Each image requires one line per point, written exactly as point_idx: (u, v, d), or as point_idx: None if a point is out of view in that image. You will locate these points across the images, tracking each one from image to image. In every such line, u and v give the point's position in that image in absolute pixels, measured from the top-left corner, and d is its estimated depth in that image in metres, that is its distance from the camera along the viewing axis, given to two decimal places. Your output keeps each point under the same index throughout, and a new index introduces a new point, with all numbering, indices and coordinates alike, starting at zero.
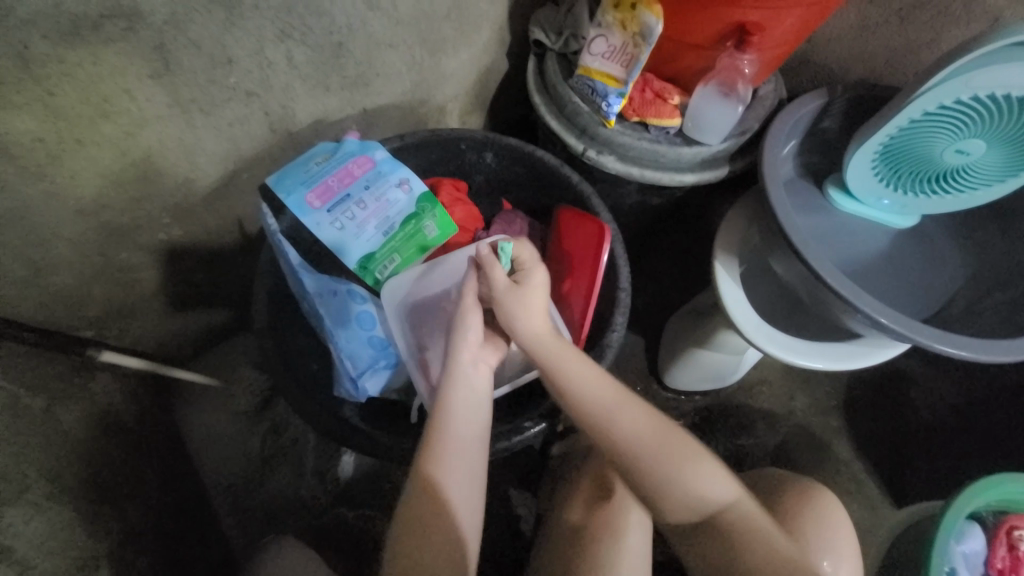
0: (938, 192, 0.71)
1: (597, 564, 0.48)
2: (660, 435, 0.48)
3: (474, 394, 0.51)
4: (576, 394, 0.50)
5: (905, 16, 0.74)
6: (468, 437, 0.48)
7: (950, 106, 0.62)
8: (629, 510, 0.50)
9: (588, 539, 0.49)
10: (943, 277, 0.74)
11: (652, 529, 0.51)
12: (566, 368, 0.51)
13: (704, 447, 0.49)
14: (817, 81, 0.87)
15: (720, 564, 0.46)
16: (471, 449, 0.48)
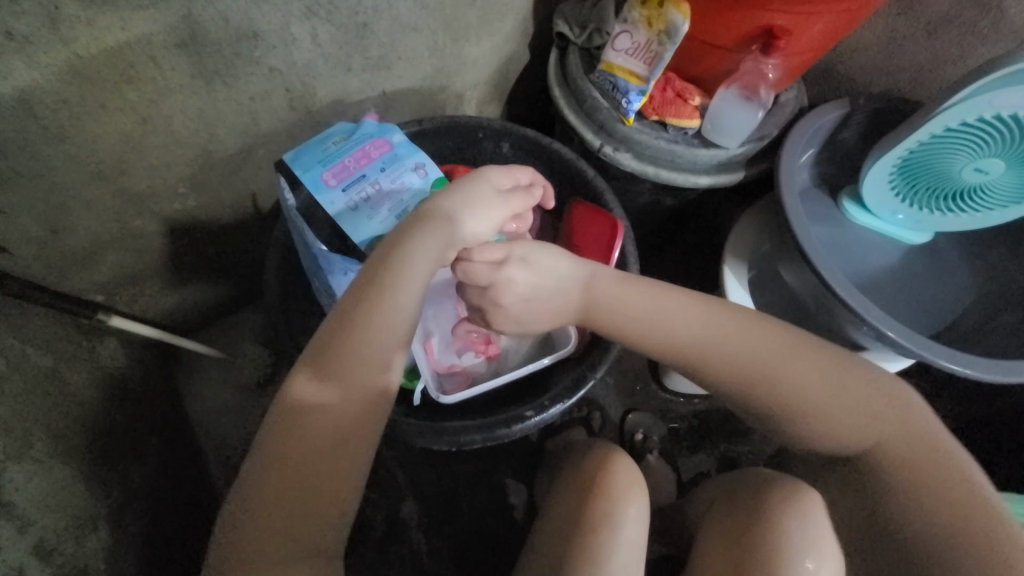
0: (954, 210, 0.70)
1: (591, 556, 0.48)
2: (772, 357, 0.50)
3: (405, 294, 0.47)
4: (675, 321, 0.53)
5: (934, 31, 0.74)
6: (393, 325, 0.46)
7: (973, 124, 0.61)
8: (627, 505, 0.51)
9: (585, 530, 0.49)
10: (953, 295, 0.74)
11: (648, 523, 0.51)
12: (657, 298, 0.55)
13: (856, 377, 0.49)
14: (839, 92, 0.86)
15: (892, 498, 0.48)
16: (389, 344, 0.45)
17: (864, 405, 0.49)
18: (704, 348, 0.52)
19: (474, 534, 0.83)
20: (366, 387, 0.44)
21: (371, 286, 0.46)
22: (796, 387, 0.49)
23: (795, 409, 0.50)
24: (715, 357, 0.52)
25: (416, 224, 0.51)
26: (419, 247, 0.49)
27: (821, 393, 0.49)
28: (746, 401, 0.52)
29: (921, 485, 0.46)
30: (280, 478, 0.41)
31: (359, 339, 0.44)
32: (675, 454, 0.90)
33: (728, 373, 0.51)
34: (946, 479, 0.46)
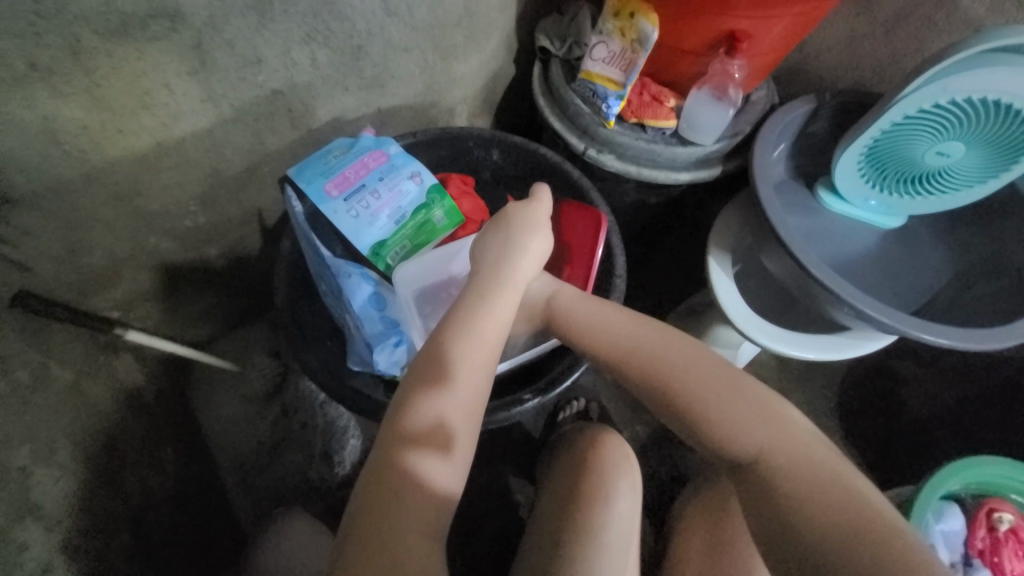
0: (921, 193, 0.74)
1: (585, 529, 0.50)
2: (724, 387, 0.53)
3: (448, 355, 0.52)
4: (617, 332, 0.59)
5: (891, 28, 0.79)
6: (473, 347, 0.53)
7: (929, 110, 0.66)
8: (618, 479, 0.54)
9: (580, 505, 0.52)
10: (929, 274, 0.77)
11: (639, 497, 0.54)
12: (607, 312, 0.60)
13: (787, 414, 0.52)
14: (809, 89, 0.91)
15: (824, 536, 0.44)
16: (477, 355, 0.53)
17: (802, 441, 0.50)
18: (636, 357, 0.57)
19: (481, 532, 0.85)
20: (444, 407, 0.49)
21: (463, 310, 0.55)
22: (715, 395, 0.53)
23: (710, 414, 0.52)
24: (648, 362, 0.56)
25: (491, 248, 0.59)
26: (499, 271, 0.57)
27: (743, 410, 0.52)
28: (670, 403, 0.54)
29: (798, 503, 0.46)
30: (392, 481, 0.46)
31: (444, 360, 0.51)
32: (677, 445, 0.92)
33: (657, 379, 0.55)
34: (849, 512, 0.44)
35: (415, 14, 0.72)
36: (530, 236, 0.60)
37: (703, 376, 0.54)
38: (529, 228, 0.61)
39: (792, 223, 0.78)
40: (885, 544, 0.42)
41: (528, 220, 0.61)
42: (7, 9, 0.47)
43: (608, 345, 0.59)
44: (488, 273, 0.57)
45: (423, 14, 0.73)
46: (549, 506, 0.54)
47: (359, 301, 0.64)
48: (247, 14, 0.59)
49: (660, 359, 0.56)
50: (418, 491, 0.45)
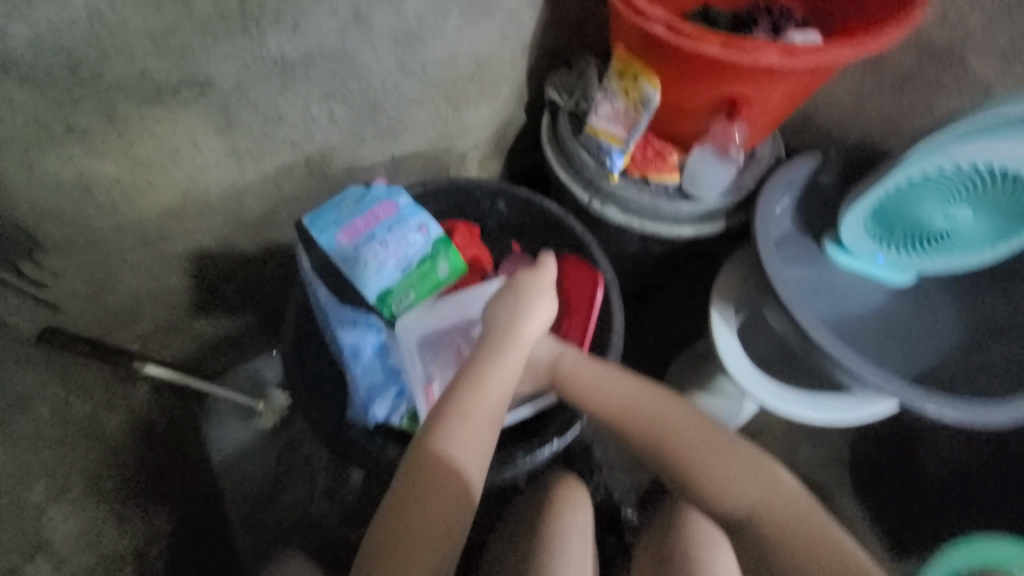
0: (929, 252, 0.74)
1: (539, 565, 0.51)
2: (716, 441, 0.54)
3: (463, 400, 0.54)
4: (614, 389, 0.59)
5: (900, 87, 0.79)
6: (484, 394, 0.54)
7: (934, 173, 0.65)
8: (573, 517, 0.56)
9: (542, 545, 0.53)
10: (939, 336, 0.76)
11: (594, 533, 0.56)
12: (606, 368, 0.61)
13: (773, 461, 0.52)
14: (819, 141, 0.91)
15: None
16: (487, 418, 0.53)
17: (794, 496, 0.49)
18: (634, 414, 0.57)
19: None
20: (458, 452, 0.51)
21: (477, 371, 0.56)
22: (708, 455, 0.53)
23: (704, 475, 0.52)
24: (644, 420, 0.57)
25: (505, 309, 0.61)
26: (510, 331, 0.59)
27: (733, 465, 0.52)
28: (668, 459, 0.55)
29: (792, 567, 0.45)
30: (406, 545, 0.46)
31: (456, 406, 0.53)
32: None
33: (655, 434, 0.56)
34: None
35: (429, 72, 0.76)
36: (541, 296, 0.62)
37: (697, 436, 0.54)
38: (539, 284, 0.63)
39: (790, 275, 0.77)
40: None
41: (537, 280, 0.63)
42: (54, 83, 0.52)
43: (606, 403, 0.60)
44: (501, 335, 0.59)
45: (437, 72, 0.77)
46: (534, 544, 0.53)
47: (358, 353, 0.67)
48: (271, 79, 0.63)
49: (657, 419, 0.56)
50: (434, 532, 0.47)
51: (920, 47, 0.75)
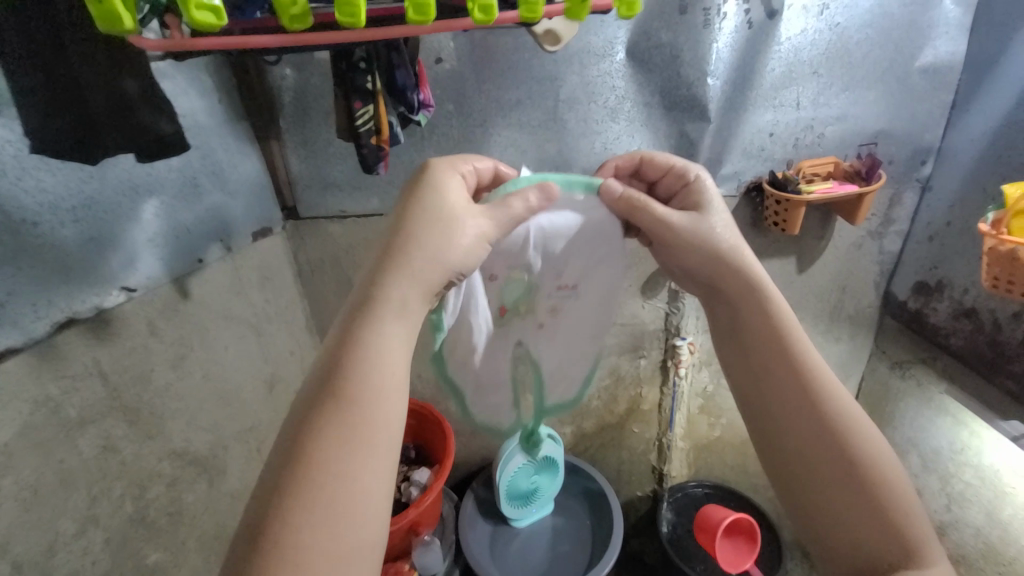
0: (544, 483, 1.38)
1: (307, 447, 0.49)
2: (751, 307, 0.72)
3: (435, 264, 0.62)
4: (748, 335, 0.72)
5: (472, 437, 1.52)
6: (400, 303, 0.59)
7: (509, 477, 1.33)
8: (339, 458, 0.49)
9: (309, 462, 0.49)
10: (577, 528, 1.40)
11: (337, 466, 0.49)
12: (732, 295, 0.73)
13: (777, 316, 0.71)
14: (466, 468, 1.57)
15: (838, 433, 0.64)
16: (421, 257, 0.62)
17: (753, 321, 0.71)
18: (755, 364, 0.70)
19: None
20: (392, 333, 0.58)
21: (382, 341, 0.57)
22: (754, 313, 0.71)
23: (836, 415, 0.65)
24: (741, 289, 0.72)
25: (409, 219, 0.63)
26: (411, 273, 0.61)
27: (757, 321, 0.71)
28: (779, 374, 0.69)
29: (777, 360, 0.69)
30: (316, 452, 0.49)
31: (383, 294, 0.59)
32: None
33: (750, 293, 0.72)
34: (790, 359, 0.68)
35: None
36: (440, 214, 0.64)
37: (777, 338, 0.70)
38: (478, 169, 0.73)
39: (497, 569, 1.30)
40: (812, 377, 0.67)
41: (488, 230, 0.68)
42: None
43: (721, 267, 0.72)
44: (425, 270, 0.62)
45: None
46: (328, 446, 0.49)
47: None
48: None
49: (800, 378, 0.67)
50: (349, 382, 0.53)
51: (473, 417, 1.48)
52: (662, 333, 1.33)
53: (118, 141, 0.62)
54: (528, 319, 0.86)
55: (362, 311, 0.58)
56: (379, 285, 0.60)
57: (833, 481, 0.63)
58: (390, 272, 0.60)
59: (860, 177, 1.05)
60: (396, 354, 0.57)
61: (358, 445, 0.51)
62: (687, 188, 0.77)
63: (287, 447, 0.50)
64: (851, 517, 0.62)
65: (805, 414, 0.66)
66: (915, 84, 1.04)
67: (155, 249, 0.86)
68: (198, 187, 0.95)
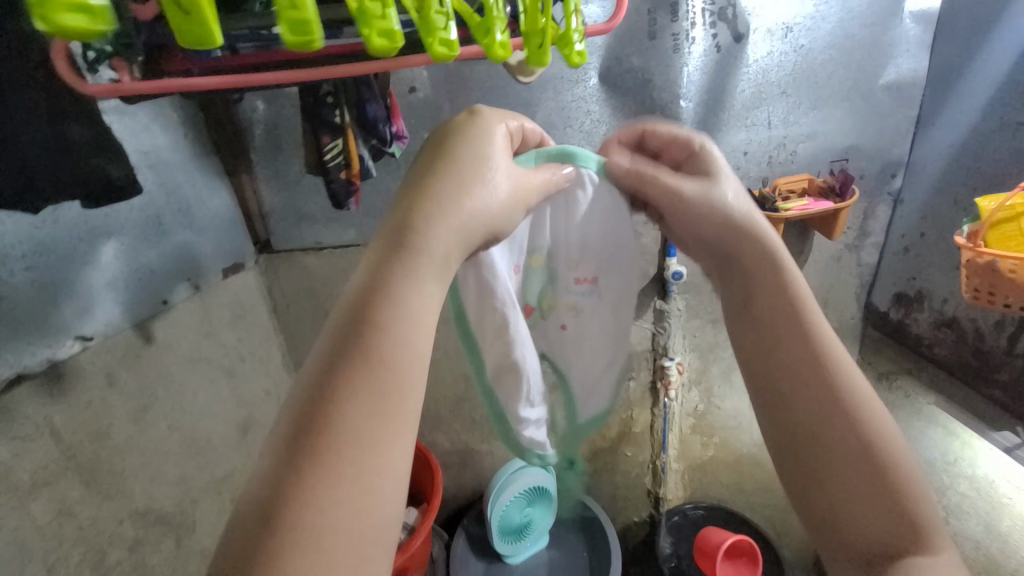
0: (537, 516, 1.33)
1: (330, 417, 0.40)
2: (753, 255, 0.63)
3: (474, 212, 0.53)
4: (747, 289, 0.63)
5: (461, 470, 1.46)
6: (436, 248, 0.50)
7: (500, 512, 1.27)
8: (362, 431, 0.40)
9: (331, 435, 0.39)
10: (573, 562, 1.35)
11: (360, 441, 0.40)
12: (730, 243, 0.64)
13: (781, 268, 0.62)
14: (455, 503, 1.50)
15: (849, 399, 0.55)
16: (462, 203, 0.52)
17: (755, 271, 0.63)
18: (760, 316, 0.61)
19: None
20: (427, 288, 0.48)
21: (420, 304, 0.47)
22: (758, 261, 0.63)
23: (846, 376, 0.56)
24: (743, 235, 0.63)
25: (448, 162, 0.54)
26: (450, 216, 0.51)
27: (761, 270, 0.62)
28: (784, 332, 0.59)
29: (779, 316, 0.60)
30: (338, 423, 0.40)
31: (418, 236, 0.49)
32: None
33: (752, 241, 0.63)
34: (797, 313, 0.60)
35: None
36: (484, 163, 0.55)
37: (782, 291, 0.61)
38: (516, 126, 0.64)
39: None
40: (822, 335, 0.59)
41: (529, 191, 0.60)
42: None
43: (718, 212, 0.64)
44: (467, 216, 0.52)
45: None
46: (355, 416, 0.40)
47: None
48: None
49: (809, 344, 0.58)
50: (381, 341, 0.44)
51: (461, 449, 1.43)
52: (650, 354, 1.31)
53: (67, 185, 0.59)
54: (550, 320, 0.79)
55: (395, 262, 0.47)
56: (415, 231, 0.49)
57: (844, 451, 0.53)
58: (424, 219, 0.50)
59: (834, 193, 1.06)
60: (429, 313, 0.48)
61: (387, 418, 0.42)
62: (694, 157, 0.68)
63: (298, 415, 0.40)
64: (865, 497, 0.51)
65: (814, 375, 0.57)
66: (880, 101, 1.07)
67: (115, 295, 0.81)
68: (162, 226, 0.91)
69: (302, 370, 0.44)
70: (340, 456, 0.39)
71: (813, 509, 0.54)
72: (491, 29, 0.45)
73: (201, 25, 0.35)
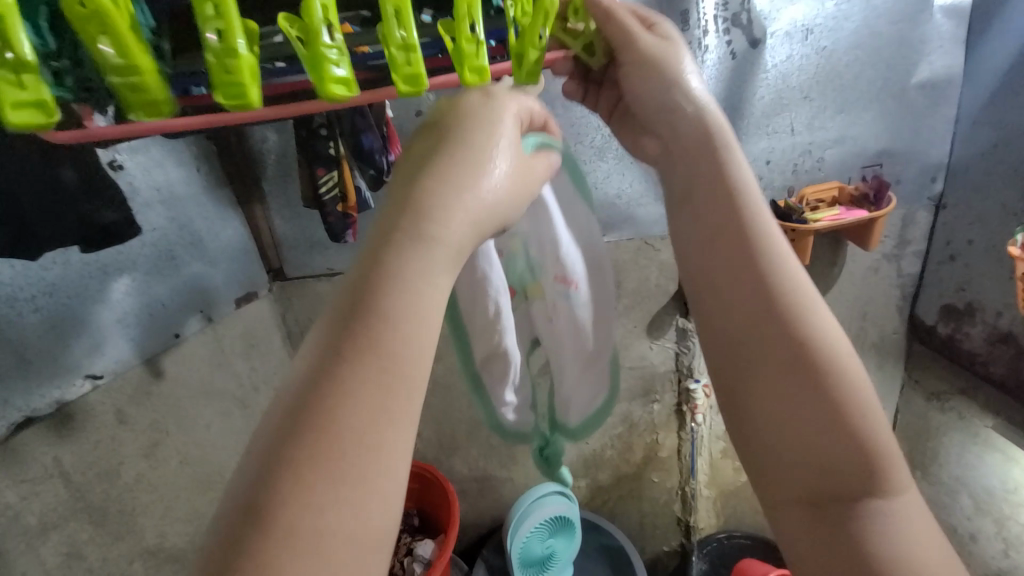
0: (560, 549, 1.27)
1: (299, 474, 0.30)
2: (704, 190, 0.50)
3: (488, 196, 0.40)
4: (704, 240, 0.50)
5: (480, 498, 1.41)
6: (446, 241, 0.38)
7: (521, 544, 1.22)
8: (339, 491, 0.30)
9: (300, 500, 0.29)
10: None
11: (340, 504, 0.30)
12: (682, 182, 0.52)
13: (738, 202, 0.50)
14: (475, 532, 1.45)
15: (818, 354, 0.44)
16: (475, 185, 0.40)
17: (709, 212, 0.50)
18: (717, 270, 0.49)
19: None
20: (431, 288, 0.36)
21: (426, 297, 0.36)
22: (709, 202, 0.50)
23: (811, 327, 0.45)
24: (693, 171, 0.51)
25: (462, 138, 0.42)
26: (465, 204, 0.39)
27: (714, 213, 0.50)
28: (743, 286, 0.47)
29: (735, 263, 0.48)
30: (312, 479, 0.30)
31: (425, 225, 0.37)
32: None
33: (707, 181, 0.51)
34: (754, 259, 0.47)
35: None
36: (496, 126, 0.43)
37: (742, 236, 0.48)
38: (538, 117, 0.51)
39: None
40: (784, 283, 0.47)
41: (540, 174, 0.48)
42: None
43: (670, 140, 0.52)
44: (489, 208, 0.41)
45: None
46: (327, 473, 0.30)
47: None
48: None
49: (764, 284, 0.47)
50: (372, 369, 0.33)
51: (479, 476, 1.38)
52: (674, 375, 1.25)
53: (58, 231, 0.59)
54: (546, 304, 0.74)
55: (396, 247, 0.36)
56: (420, 198, 0.38)
57: (807, 412, 0.43)
58: (431, 186, 0.38)
59: (868, 201, 0.99)
60: (432, 328, 0.36)
61: (370, 474, 0.31)
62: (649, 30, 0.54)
63: (285, 415, 0.31)
64: (818, 455, 0.43)
65: (774, 336, 0.45)
66: (913, 100, 1.00)
67: (126, 332, 0.82)
68: (175, 260, 0.90)
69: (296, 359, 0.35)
70: (311, 532, 0.29)
71: (761, 481, 0.46)
72: (527, 55, 0.43)
73: (149, 98, 0.34)
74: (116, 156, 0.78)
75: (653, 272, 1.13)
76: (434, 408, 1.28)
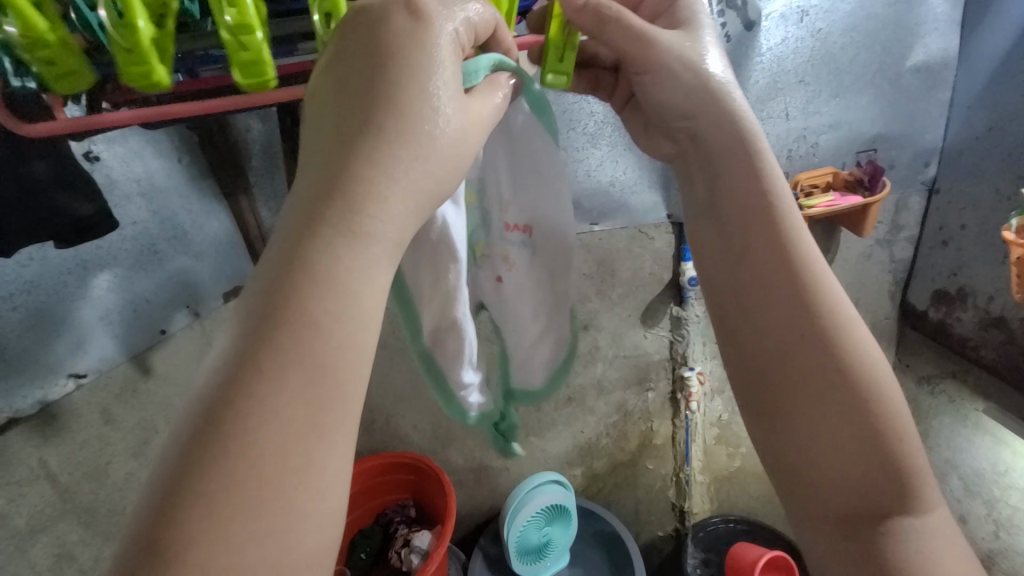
0: (557, 536, 1.28)
1: (216, 467, 0.31)
2: (751, 228, 0.53)
3: (420, 179, 0.39)
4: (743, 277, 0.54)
5: (476, 488, 1.41)
6: (379, 232, 0.37)
7: (518, 533, 1.22)
8: (266, 480, 0.32)
9: (226, 491, 0.31)
10: None
11: (277, 492, 0.32)
12: (725, 213, 0.55)
13: (784, 242, 0.53)
14: (472, 521, 1.46)
15: (860, 388, 0.50)
16: (400, 173, 0.38)
17: (754, 251, 0.53)
18: (756, 304, 0.53)
19: None
20: (364, 279, 0.37)
21: (365, 298, 0.37)
22: (753, 234, 0.53)
23: (851, 360, 0.50)
24: (738, 206, 0.54)
25: (384, 110, 0.38)
26: (393, 187, 0.38)
27: (760, 251, 0.53)
28: (784, 322, 0.52)
29: (776, 300, 0.52)
30: (237, 472, 0.32)
31: (356, 220, 0.37)
32: None
33: (752, 215, 0.53)
34: (798, 297, 0.51)
35: None
36: (431, 92, 0.39)
37: (787, 275, 0.52)
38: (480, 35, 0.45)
39: None
40: (827, 320, 0.51)
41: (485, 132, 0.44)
42: None
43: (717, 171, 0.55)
44: (415, 185, 0.39)
45: None
46: (254, 469, 0.32)
47: None
48: None
49: (800, 306, 0.51)
50: (301, 365, 0.34)
51: (475, 466, 1.38)
52: (668, 363, 1.25)
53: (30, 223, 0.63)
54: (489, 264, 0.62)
55: (316, 241, 0.36)
56: (353, 190, 0.37)
57: (847, 438, 0.49)
58: (360, 176, 0.37)
59: (863, 186, 0.99)
60: (366, 314, 0.37)
61: (302, 462, 0.33)
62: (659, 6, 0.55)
63: (201, 419, 0.33)
64: (850, 479, 0.49)
65: (815, 369, 0.50)
66: (907, 84, 0.99)
67: (110, 330, 0.80)
68: (158, 253, 0.83)
69: (207, 367, 0.35)
70: (237, 517, 0.31)
71: (799, 499, 0.52)
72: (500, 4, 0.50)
73: (151, 79, 0.41)
74: (91, 147, 0.71)
75: (647, 261, 1.12)
76: (430, 401, 1.27)
